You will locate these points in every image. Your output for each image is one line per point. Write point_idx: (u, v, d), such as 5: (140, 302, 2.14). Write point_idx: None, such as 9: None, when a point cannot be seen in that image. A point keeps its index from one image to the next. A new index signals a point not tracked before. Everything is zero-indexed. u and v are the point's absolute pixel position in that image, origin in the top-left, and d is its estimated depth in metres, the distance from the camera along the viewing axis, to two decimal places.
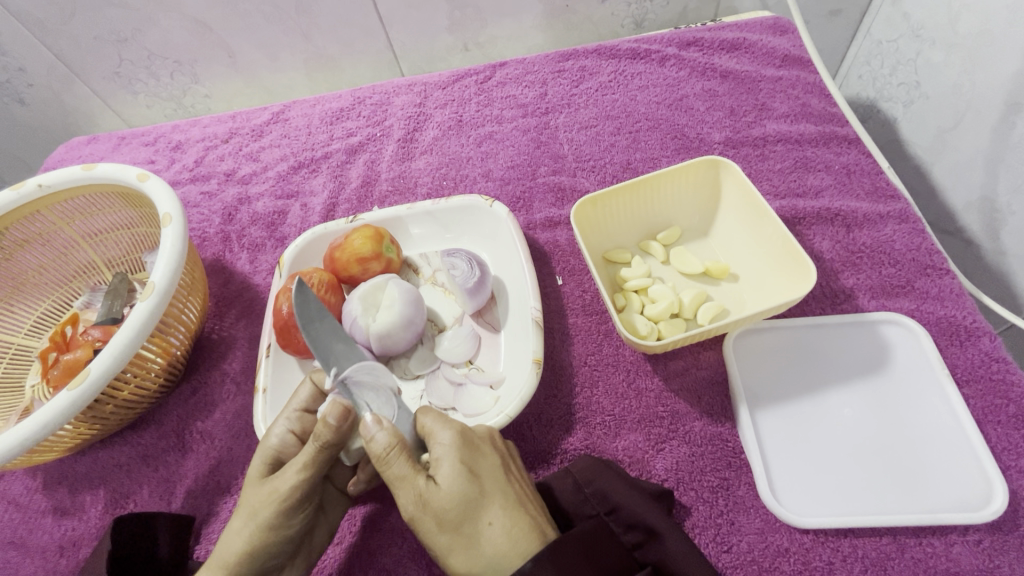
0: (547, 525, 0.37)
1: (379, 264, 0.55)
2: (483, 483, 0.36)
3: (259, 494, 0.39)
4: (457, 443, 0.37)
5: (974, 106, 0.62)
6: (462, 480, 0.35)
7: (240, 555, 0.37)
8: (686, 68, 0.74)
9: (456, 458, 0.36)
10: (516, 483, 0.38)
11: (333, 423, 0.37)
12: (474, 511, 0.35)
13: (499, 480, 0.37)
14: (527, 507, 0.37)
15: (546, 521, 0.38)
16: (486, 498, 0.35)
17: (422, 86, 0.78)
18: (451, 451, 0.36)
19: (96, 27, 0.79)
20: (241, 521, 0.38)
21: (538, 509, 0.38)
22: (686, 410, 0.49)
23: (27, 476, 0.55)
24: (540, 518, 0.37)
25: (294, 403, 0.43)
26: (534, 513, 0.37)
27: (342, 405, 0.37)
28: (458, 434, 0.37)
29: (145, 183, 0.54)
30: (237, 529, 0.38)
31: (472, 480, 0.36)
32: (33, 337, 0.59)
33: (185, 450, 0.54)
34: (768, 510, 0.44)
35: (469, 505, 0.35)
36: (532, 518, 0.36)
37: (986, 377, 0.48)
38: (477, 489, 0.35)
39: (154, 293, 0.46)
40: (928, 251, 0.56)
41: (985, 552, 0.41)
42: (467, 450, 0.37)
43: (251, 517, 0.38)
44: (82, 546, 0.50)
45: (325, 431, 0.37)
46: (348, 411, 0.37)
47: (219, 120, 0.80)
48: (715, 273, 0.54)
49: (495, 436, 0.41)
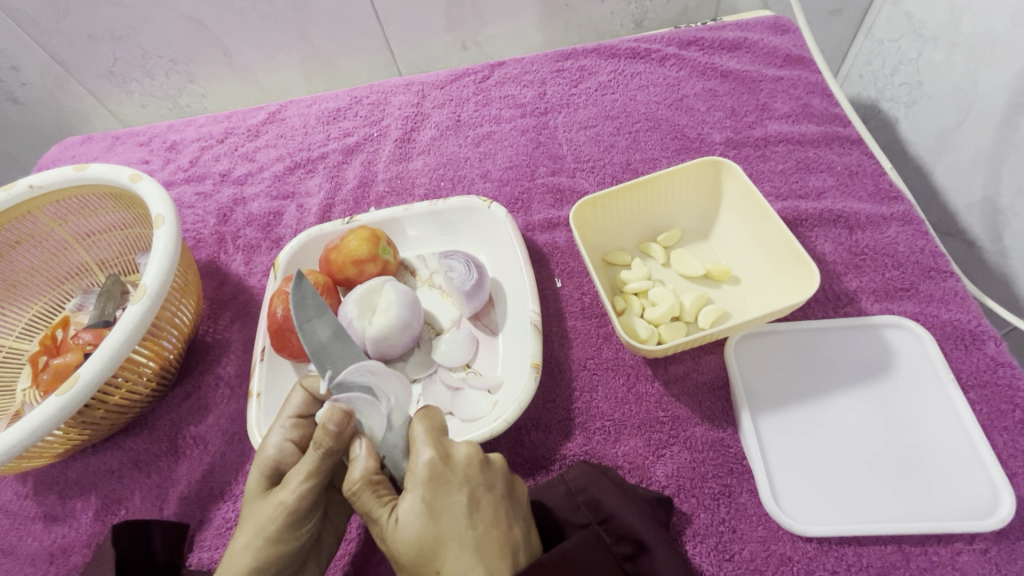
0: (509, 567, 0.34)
1: (376, 266, 0.54)
2: (444, 522, 0.34)
3: (264, 510, 0.38)
4: (424, 478, 0.35)
5: (977, 107, 0.61)
6: (421, 519, 0.34)
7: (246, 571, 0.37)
8: (686, 67, 0.73)
9: (421, 493, 0.35)
10: (484, 521, 0.35)
11: (333, 429, 0.36)
12: (430, 556, 0.34)
13: (461, 519, 0.34)
14: (487, 551, 0.34)
15: (512, 563, 0.34)
16: (442, 543, 0.33)
17: (420, 86, 0.77)
18: (419, 484, 0.35)
19: (90, 26, 0.78)
20: (246, 536, 0.37)
21: (507, 547, 0.35)
22: (687, 415, 0.49)
23: (16, 481, 0.54)
24: (499, 563, 0.34)
25: (287, 411, 0.42)
26: (497, 558, 0.34)
27: (340, 410, 0.36)
28: (429, 464, 0.36)
29: (137, 184, 0.53)
30: (243, 545, 0.37)
31: (431, 521, 0.34)
32: (24, 340, 0.59)
33: (177, 455, 0.53)
34: (770, 518, 0.43)
35: (426, 548, 0.34)
36: (488, 565, 0.33)
37: (992, 382, 0.47)
38: (434, 531, 0.34)
39: (146, 296, 0.45)
40: (932, 253, 0.55)
41: (992, 561, 0.40)
42: (433, 487, 0.35)
43: (258, 531, 0.37)
44: (73, 554, 0.49)
45: (325, 438, 0.36)
46: (349, 416, 0.37)
47: (215, 120, 0.79)
48: (716, 276, 0.53)
49: (474, 461, 0.37)
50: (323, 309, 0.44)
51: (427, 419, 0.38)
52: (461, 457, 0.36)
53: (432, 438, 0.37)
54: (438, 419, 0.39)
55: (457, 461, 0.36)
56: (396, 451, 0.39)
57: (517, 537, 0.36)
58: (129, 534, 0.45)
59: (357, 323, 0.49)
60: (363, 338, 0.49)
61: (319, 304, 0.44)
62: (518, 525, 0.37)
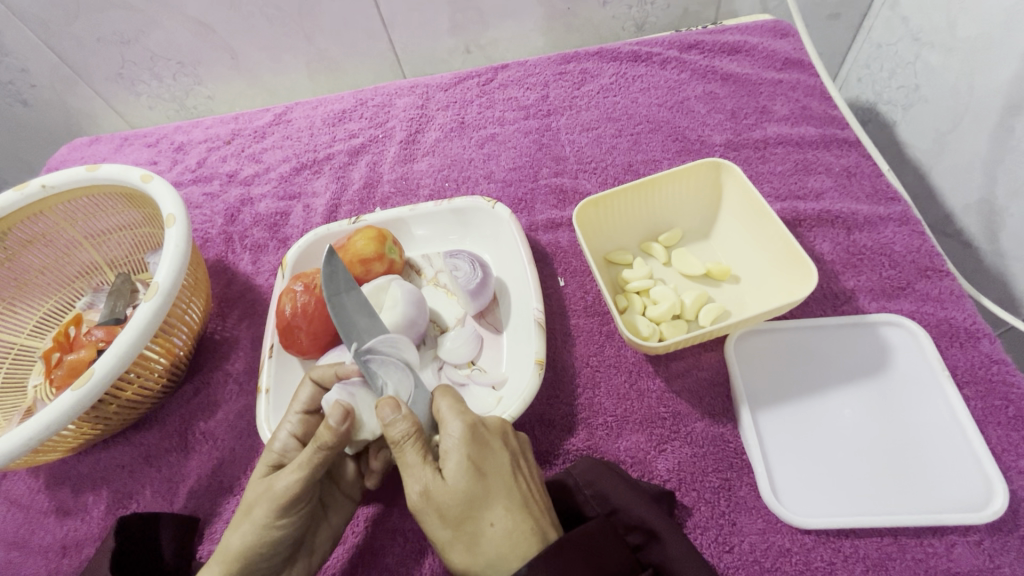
0: (552, 525, 0.37)
1: (382, 265, 0.55)
2: (491, 480, 0.36)
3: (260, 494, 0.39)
4: (466, 440, 0.37)
5: (973, 110, 0.62)
6: (468, 477, 0.36)
7: (238, 548, 0.38)
8: (687, 70, 0.74)
9: (465, 453, 0.36)
10: (525, 481, 0.38)
11: (334, 425, 0.37)
12: (478, 509, 0.35)
13: (507, 478, 0.37)
14: (532, 506, 0.37)
15: (551, 519, 0.37)
16: (492, 497, 0.35)
17: (424, 88, 0.78)
18: (460, 446, 0.36)
19: (100, 29, 0.79)
20: (240, 517, 0.39)
21: (545, 506, 0.38)
22: (687, 411, 0.50)
23: (29, 476, 0.55)
24: (544, 518, 0.37)
25: (296, 406, 0.43)
26: (541, 512, 0.37)
27: (342, 406, 0.38)
28: (468, 427, 0.37)
29: (148, 184, 0.54)
30: (239, 527, 0.39)
31: (478, 479, 0.36)
32: (36, 337, 0.60)
33: (187, 450, 0.54)
34: (769, 511, 0.44)
35: (476, 503, 0.35)
36: (537, 518, 0.36)
37: (986, 378, 0.48)
38: (484, 487, 0.36)
39: (158, 293, 0.46)
40: (928, 253, 0.56)
41: (986, 553, 0.41)
42: (477, 448, 0.37)
43: (249, 513, 0.39)
44: (85, 547, 0.50)
45: (326, 433, 0.37)
46: (349, 413, 0.38)
47: (222, 122, 0.80)
48: (716, 275, 0.54)
49: (507, 430, 0.40)
50: (349, 287, 0.46)
51: (449, 396, 0.40)
52: (494, 426, 0.39)
53: (463, 409, 0.39)
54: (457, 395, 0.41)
55: (491, 427, 0.39)
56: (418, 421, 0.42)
57: (546, 498, 0.39)
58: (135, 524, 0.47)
59: None
60: None
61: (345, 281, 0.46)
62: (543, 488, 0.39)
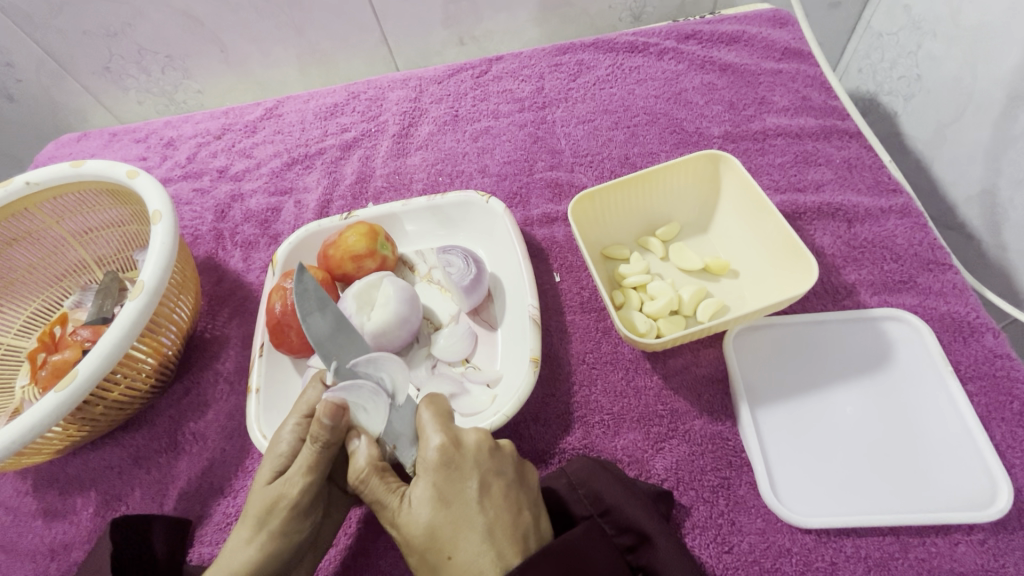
0: (518, 553, 0.34)
1: (375, 261, 0.54)
2: (455, 508, 0.34)
3: (264, 503, 0.38)
4: (437, 465, 0.36)
5: (976, 100, 0.61)
6: (431, 506, 0.34)
7: (250, 564, 0.37)
8: (685, 61, 0.73)
9: (431, 480, 0.35)
10: (495, 508, 0.35)
11: (328, 423, 0.36)
12: (440, 541, 0.34)
13: (472, 505, 0.34)
14: (499, 536, 0.34)
15: (522, 548, 0.34)
16: (454, 528, 0.34)
17: (417, 80, 0.77)
18: (430, 471, 0.36)
19: (86, 22, 0.77)
20: (247, 532, 0.38)
21: (519, 532, 0.35)
22: (686, 408, 0.49)
23: (17, 479, 0.54)
24: (510, 549, 0.34)
25: (302, 407, 0.40)
26: (507, 543, 0.34)
27: (335, 403, 0.37)
28: (441, 450, 0.36)
29: (134, 180, 0.53)
30: (246, 539, 0.38)
31: (441, 506, 0.34)
32: (23, 337, 0.58)
33: (177, 451, 0.53)
34: (769, 510, 0.43)
35: (436, 534, 0.34)
36: (499, 551, 0.33)
37: (990, 374, 0.48)
38: (446, 516, 0.34)
39: (143, 292, 0.45)
40: (930, 246, 0.55)
41: (989, 552, 0.40)
42: (444, 472, 0.35)
43: (261, 526, 0.38)
44: (74, 550, 0.49)
45: (321, 430, 0.37)
46: (343, 408, 0.37)
47: (212, 116, 0.79)
48: (714, 269, 0.53)
49: (484, 446, 0.37)
50: (323, 301, 0.39)
51: (433, 406, 0.39)
52: (471, 442, 0.37)
53: (442, 425, 0.37)
54: (445, 404, 0.39)
55: (467, 447, 0.37)
56: (403, 439, 0.39)
57: (527, 523, 0.36)
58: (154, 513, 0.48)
59: (356, 318, 0.49)
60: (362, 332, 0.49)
61: (319, 298, 0.39)
62: (528, 509, 0.37)
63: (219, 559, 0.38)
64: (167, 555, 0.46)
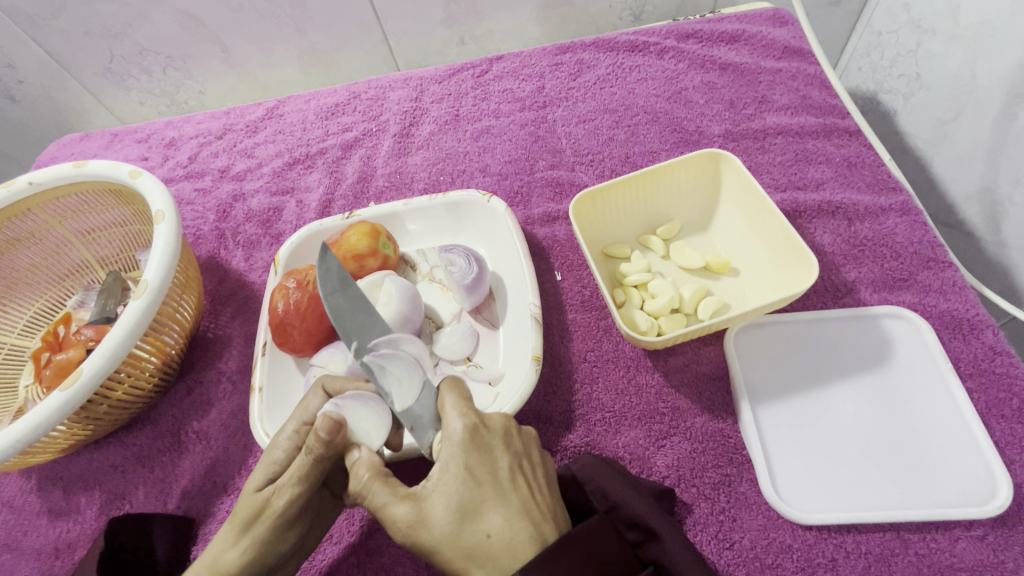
0: (553, 528, 0.35)
1: (376, 260, 0.54)
2: (488, 486, 0.34)
3: (252, 509, 0.38)
4: (464, 442, 0.35)
5: (975, 98, 0.61)
6: (465, 485, 0.34)
7: (233, 566, 0.38)
8: (685, 60, 0.73)
9: (462, 460, 0.35)
10: (526, 484, 0.36)
11: (324, 437, 0.36)
12: (476, 519, 0.34)
13: (506, 482, 0.35)
14: (532, 509, 0.35)
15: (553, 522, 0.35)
16: (489, 505, 0.34)
17: (418, 80, 0.77)
18: (458, 451, 0.35)
19: (87, 22, 0.77)
20: (232, 533, 0.39)
21: (549, 507, 0.36)
22: (686, 406, 0.49)
23: (21, 477, 0.54)
24: (545, 523, 0.35)
25: (302, 413, 0.40)
26: (542, 516, 0.35)
27: (333, 418, 0.37)
28: (468, 429, 0.36)
29: (137, 180, 0.53)
30: (230, 540, 0.39)
31: (475, 485, 0.34)
32: (26, 336, 0.59)
33: (181, 450, 0.53)
34: (770, 507, 0.44)
35: (470, 512, 0.34)
36: (537, 525, 0.34)
37: (990, 370, 0.48)
38: (480, 494, 0.34)
39: (147, 292, 0.45)
40: (930, 244, 0.55)
41: (989, 548, 0.41)
42: (476, 451, 0.35)
43: (246, 530, 0.38)
44: (77, 548, 0.50)
45: (317, 444, 0.37)
46: (339, 424, 0.37)
47: (213, 117, 0.79)
48: (715, 268, 0.53)
49: (511, 428, 0.38)
50: (344, 282, 0.39)
51: (455, 389, 0.38)
52: (496, 424, 0.37)
53: (465, 407, 0.37)
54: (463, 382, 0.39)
55: (492, 427, 0.37)
56: (422, 420, 0.38)
57: (552, 499, 0.37)
58: (156, 511, 0.49)
59: None
60: None
61: (341, 278, 0.39)
62: (551, 488, 0.38)
63: (205, 552, 0.40)
64: (166, 557, 0.46)
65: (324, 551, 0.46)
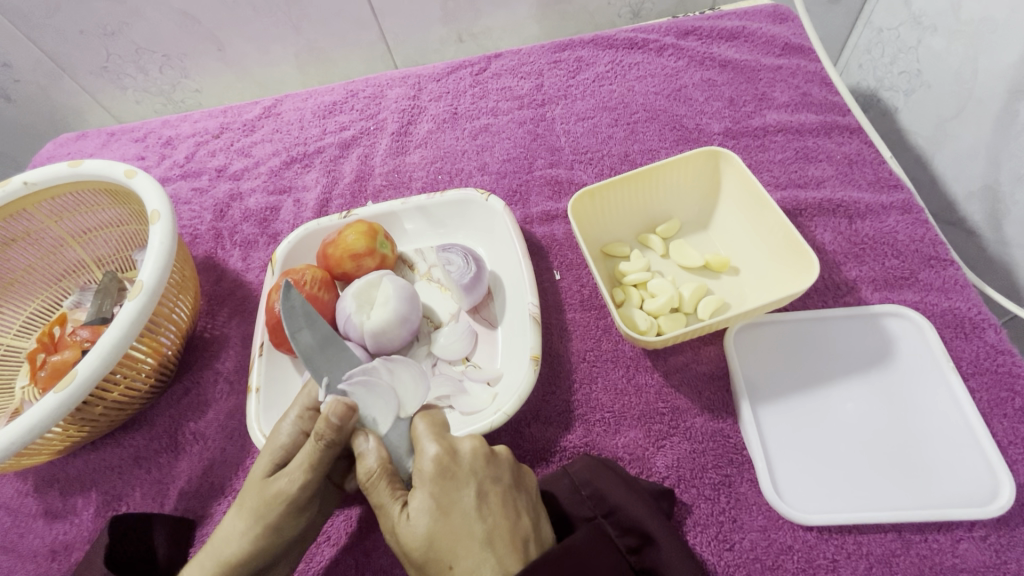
0: (519, 560, 0.33)
1: (374, 260, 0.53)
2: (454, 518, 0.34)
3: (260, 498, 0.38)
4: (433, 475, 0.35)
5: (977, 96, 0.61)
6: (431, 516, 0.34)
7: (240, 555, 0.38)
8: (684, 57, 0.72)
9: (429, 490, 0.35)
10: (496, 515, 0.34)
11: (335, 422, 0.35)
12: (441, 551, 0.33)
13: (471, 514, 0.34)
14: (498, 542, 0.33)
15: (523, 553, 0.34)
16: (452, 539, 0.33)
17: (416, 79, 0.77)
18: (426, 482, 0.35)
19: (83, 21, 0.77)
20: (244, 523, 0.38)
21: (514, 536, 0.34)
22: (686, 405, 0.49)
23: (17, 479, 0.54)
24: (510, 555, 0.33)
25: (304, 400, 0.40)
26: (506, 550, 0.33)
27: (345, 405, 0.36)
28: (436, 461, 0.36)
29: (133, 180, 0.53)
30: (241, 530, 0.38)
31: (440, 517, 0.34)
32: (22, 338, 0.58)
33: (178, 451, 0.53)
34: (771, 508, 0.43)
35: (436, 544, 0.33)
36: (500, 557, 0.32)
37: (992, 369, 0.47)
38: (445, 527, 0.33)
39: (142, 292, 0.45)
40: (932, 242, 0.55)
41: (991, 548, 0.40)
42: (442, 484, 0.35)
43: (257, 519, 0.38)
44: (74, 550, 0.49)
45: (327, 429, 0.36)
46: (352, 409, 0.36)
47: (210, 116, 0.79)
48: (715, 266, 0.53)
49: (481, 453, 0.37)
50: (311, 318, 0.42)
51: (428, 417, 0.39)
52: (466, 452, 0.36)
53: (436, 434, 0.37)
54: (439, 416, 0.39)
55: (462, 457, 0.36)
56: (399, 450, 0.39)
57: (526, 527, 0.35)
58: (154, 512, 0.49)
59: (356, 318, 0.49)
60: (362, 332, 0.49)
61: (306, 313, 0.42)
62: (526, 514, 0.36)
63: (212, 542, 0.39)
64: (167, 559, 0.46)
65: (323, 552, 0.46)
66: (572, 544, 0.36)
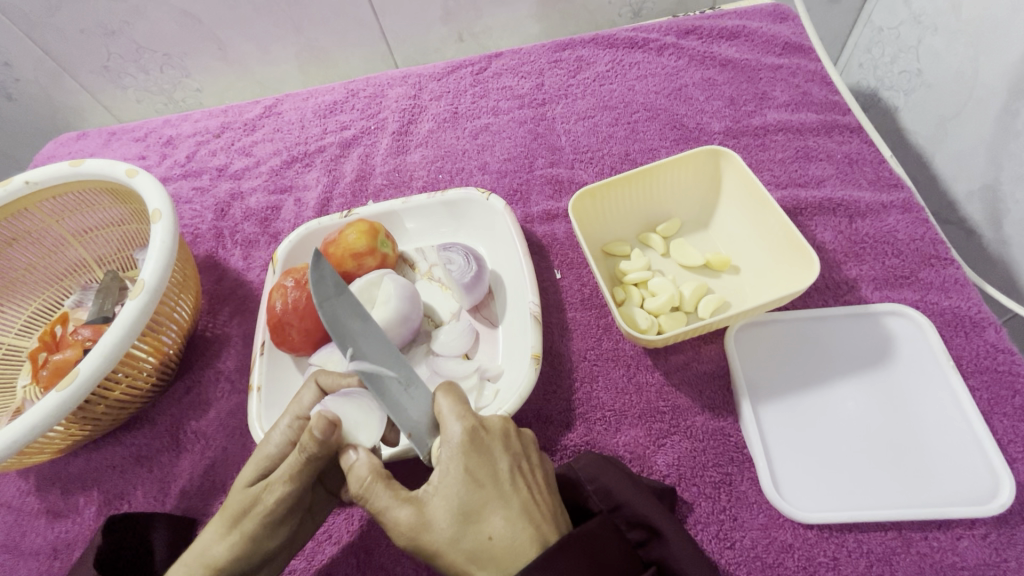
0: (554, 530, 0.35)
1: (375, 259, 0.53)
2: (490, 488, 0.34)
3: (241, 503, 0.38)
4: (464, 445, 0.35)
5: (977, 95, 0.61)
6: (466, 487, 0.34)
7: (224, 558, 0.38)
8: (685, 56, 0.72)
9: (462, 462, 0.34)
10: (527, 487, 0.35)
11: (319, 436, 0.35)
12: (477, 522, 0.33)
13: (506, 483, 0.35)
14: (533, 513, 0.35)
15: (554, 523, 0.35)
16: (489, 508, 0.34)
17: (417, 78, 0.77)
18: (458, 454, 0.35)
19: (84, 21, 0.77)
20: (221, 527, 0.38)
21: (548, 506, 0.36)
22: (686, 404, 0.49)
23: (19, 478, 0.54)
24: (546, 524, 0.35)
25: (297, 408, 0.40)
26: (541, 518, 0.35)
27: (328, 418, 0.35)
28: (468, 432, 0.35)
29: (134, 179, 0.53)
30: (220, 535, 0.38)
31: (476, 487, 0.34)
32: (24, 337, 0.58)
33: (179, 450, 0.53)
34: (771, 506, 0.43)
35: (472, 514, 0.33)
36: (538, 527, 0.34)
37: (992, 368, 0.48)
38: (481, 497, 0.34)
39: (144, 291, 0.45)
40: (932, 241, 0.55)
41: (991, 546, 0.40)
42: (475, 454, 0.35)
43: (234, 525, 0.38)
44: (76, 549, 0.49)
45: (310, 443, 0.35)
46: (335, 425, 0.35)
47: (210, 115, 0.79)
48: (715, 265, 0.53)
49: (510, 431, 0.38)
50: (339, 288, 0.37)
51: (451, 393, 0.37)
52: (495, 426, 0.37)
53: (463, 409, 0.36)
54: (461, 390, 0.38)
55: (491, 429, 0.37)
56: (421, 428, 0.37)
57: (553, 501, 0.37)
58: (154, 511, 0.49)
59: None
60: None
61: (335, 283, 0.37)
62: (551, 491, 0.37)
63: (194, 545, 0.39)
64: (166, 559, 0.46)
65: (324, 550, 0.46)
66: (587, 528, 0.36)
